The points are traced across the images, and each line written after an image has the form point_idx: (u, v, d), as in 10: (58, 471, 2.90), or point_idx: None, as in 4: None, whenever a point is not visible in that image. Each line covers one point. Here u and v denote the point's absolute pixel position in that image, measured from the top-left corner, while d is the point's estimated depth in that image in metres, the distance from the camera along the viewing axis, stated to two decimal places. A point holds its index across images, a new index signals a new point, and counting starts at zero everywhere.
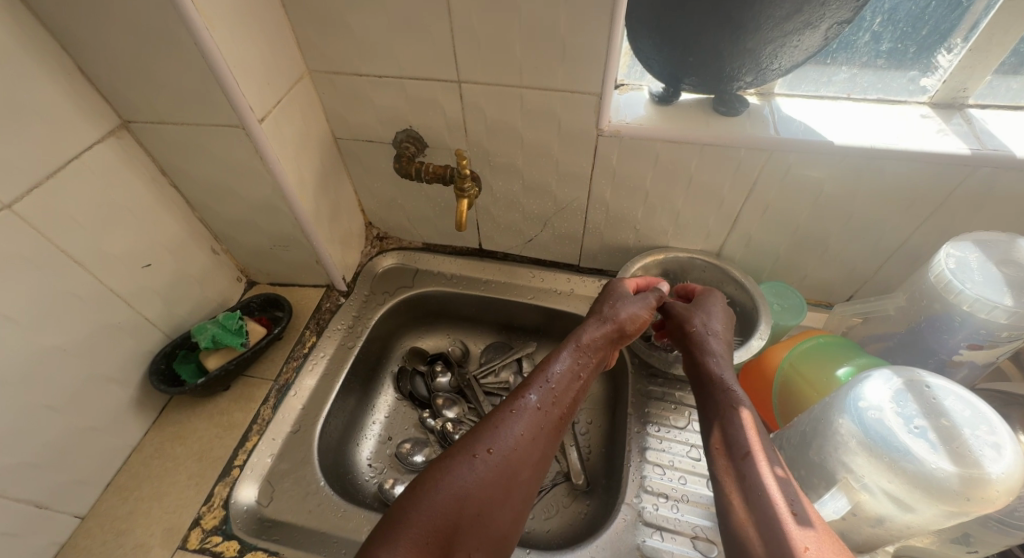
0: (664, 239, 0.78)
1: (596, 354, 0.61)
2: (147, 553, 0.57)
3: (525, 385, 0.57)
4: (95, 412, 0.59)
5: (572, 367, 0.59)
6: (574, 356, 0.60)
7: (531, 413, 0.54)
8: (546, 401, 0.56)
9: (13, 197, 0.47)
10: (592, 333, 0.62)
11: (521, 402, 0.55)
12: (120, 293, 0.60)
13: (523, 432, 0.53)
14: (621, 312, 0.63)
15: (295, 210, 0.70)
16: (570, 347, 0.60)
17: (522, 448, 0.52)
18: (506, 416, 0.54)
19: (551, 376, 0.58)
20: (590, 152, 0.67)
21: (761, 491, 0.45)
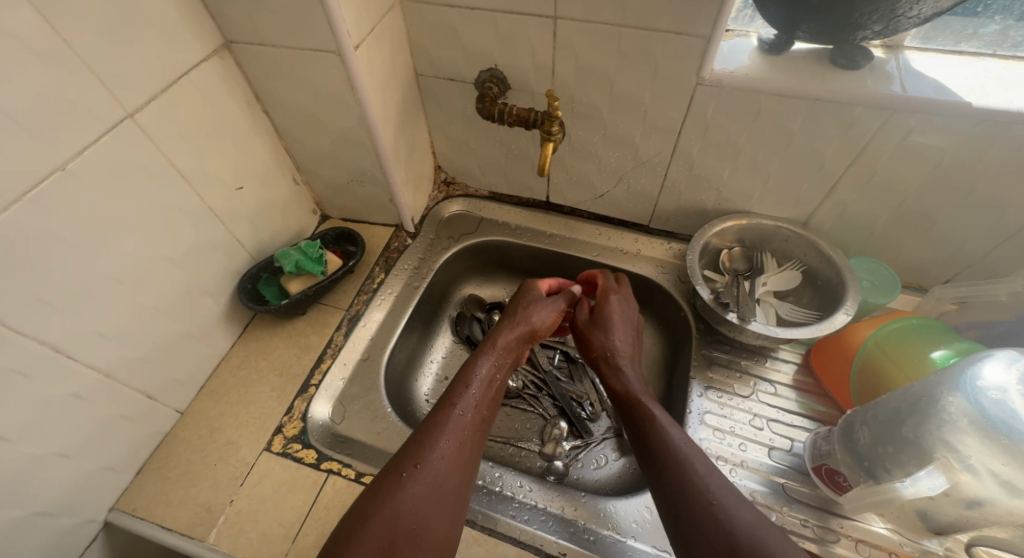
0: (745, 204, 0.74)
1: (509, 356, 0.64)
2: (238, 451, 0.62)
3: (445, 399, 0.57)
4: (194, 320, 0.64)
5: (488, 371, 0.61)
6: (492, 362, 0.62)
7: (458, 420, 0.55)
8: (472, 408, 0.57)
9: (135, 108, 0.49)
10: (508, 338, 0.65)
11: (446, 413, 0.55)
12: (216, 211, 0.64)
13: (452, 440, 0.53)
14: (523, 325, 0.66)
15: (377, 146, 0.70)
16: (483, 356, 0.62)
17: (451, 456, 0.52)
18: (433, 430, 0.53)
19: (472, 383, 0.59)
20: (685, 103, 0.63)
21: (689, 489, 0.49)
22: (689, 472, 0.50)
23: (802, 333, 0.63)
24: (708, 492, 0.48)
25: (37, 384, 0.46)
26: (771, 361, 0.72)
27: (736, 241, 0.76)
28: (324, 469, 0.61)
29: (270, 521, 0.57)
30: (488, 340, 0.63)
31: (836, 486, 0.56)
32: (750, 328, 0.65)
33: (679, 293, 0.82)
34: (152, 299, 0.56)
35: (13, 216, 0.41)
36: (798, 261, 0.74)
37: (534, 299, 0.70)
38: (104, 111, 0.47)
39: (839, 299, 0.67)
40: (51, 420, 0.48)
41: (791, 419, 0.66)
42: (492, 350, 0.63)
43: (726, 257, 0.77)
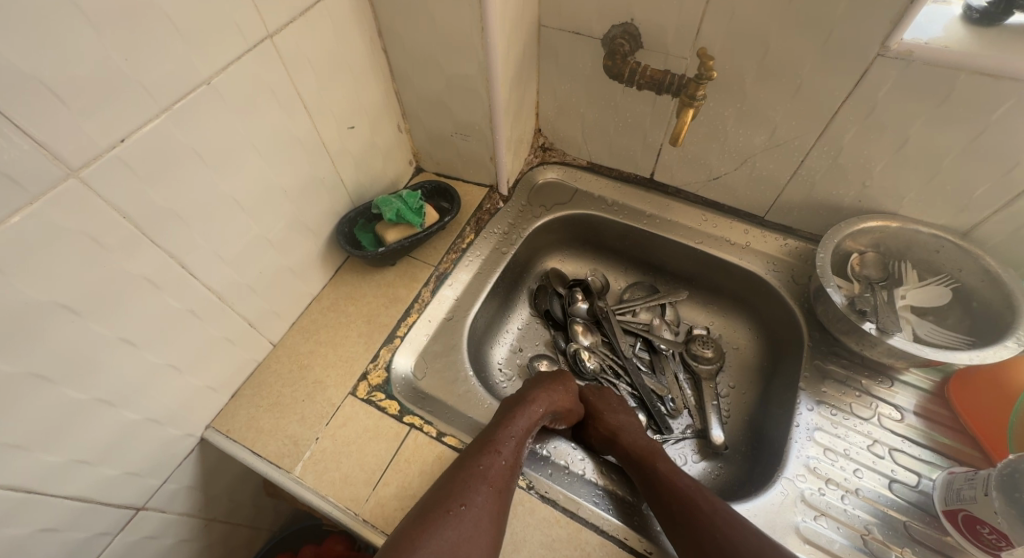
0: (894, 204, 0.65)
1: (548, 409, 0.59)
2: (324, 391, 0.63)
3: (484, 442, 0.53)
4: (295, 256, 0.64)
5: (528, 420, 0.57)
6: (531, 412, 0.57)
7: (498, 467, 0.51)
8: (510, 456, 0.53)
9: (275, 28, 0.48)
10: (549, 394, 0.60)
11: (487, 457, 0.52)
12: (328, 148, 0.63)
13: (489, 487, 0.49)
14: (559, 397, 0.61)
15: (492, 98, 0.67)
16: (521, 406, 0.58)
17: (488, 506, 0.48)
18: (471, 475, 0.50)
19: (512, 431, 0.55)
20: (854, 77, 0.55)
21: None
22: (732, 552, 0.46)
23: (959, 357, 0.54)
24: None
25: (164, 296, 0.47)
26: (894, 384, 0.64)
27: (872, 245, 0.67)
28: (406, 422, 0.60)
29: (352, 464, 0.57)
30: (533, 391, 0.59)
31: (976, 538, 0.49)
32: (887, 341, 0.58)
33: (791, 296, 0.74)
34: (263, 229, 0.56)
35: (162, 125, 0.41)
36: (949, 276, 0.64)
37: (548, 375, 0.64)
38: (250, 27, 0.45)
39: (1004, 328, 0.58)
40: (171, 333, 0.49)
41: (916, 452, 0.59)
42: (531, 402, 0.58)
43: (857, 261, 0.68)
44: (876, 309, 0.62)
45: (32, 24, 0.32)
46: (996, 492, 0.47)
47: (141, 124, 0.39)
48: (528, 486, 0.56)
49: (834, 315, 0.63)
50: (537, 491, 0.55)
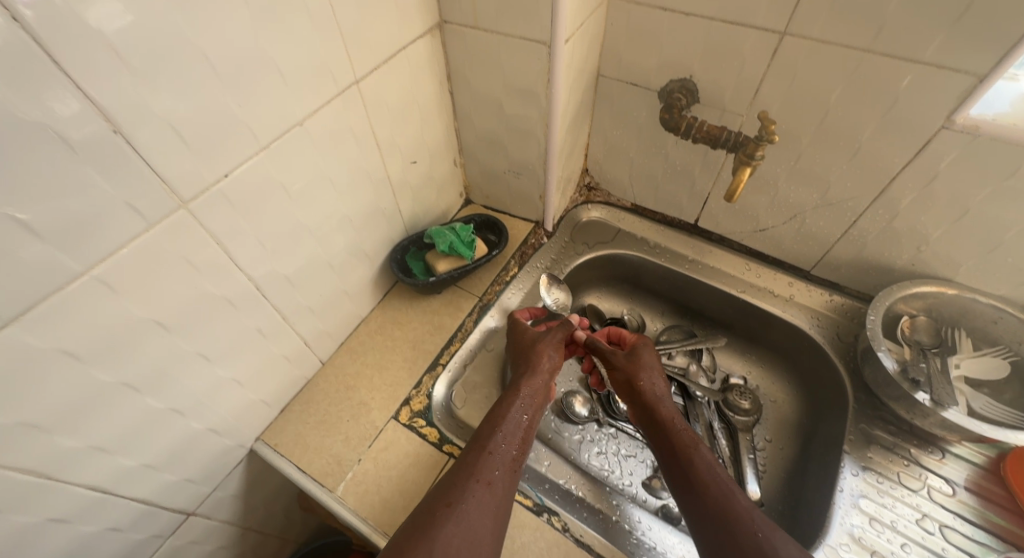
0: (950, 271, 0.64)
1: (542, 397, 0.58)
2: (368, 413, 0.64)
3: (478, 441, 0.51)
4: (351, 280, 0.67)
5: (524, 414, 0.55)
6: (525, 405, 0.56)
7: (495, 464, 0.49)
8: (507, 449, 0.51)
9: (361, 75, 0.52)
10: (539, 380, 0.58)
11: (482, 456, 0.49)
12: (392, 180, 0.66)
13: (487, 485, 0.47)
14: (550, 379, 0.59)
15: (550, 141, 0.69)
16: (516, 400, 0.56)
17: (485, 503, 0.46)
18: (464, 473, 0.47)
19: (505, 426, 0.53)
20: (916, 146, 0.55)
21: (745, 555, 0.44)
22: (747, 539, 0.45)
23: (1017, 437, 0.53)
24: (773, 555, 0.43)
25: (237, 314, 0.50)
26: (945, 455, 0.62)
27: (924, 310, 0.66)
28: (445, 451, 0.61)
29: (392, 489, 0.58)
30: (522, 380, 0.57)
31: None
32: (942, 413, 0.58)
33: (836, 354, 0.72)
34: (327, 253, 0.60)
35: (258, 160, 0.44)
36: (1007, 348, 0.63)
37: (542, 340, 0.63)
38: (341, 73, 0.49)
39: None
40: (238, 348, 0.52)
41: (967, 531, 0.57)
42: (525, 393, 0.57)
43: (907, 324, 0.67)
44: (930, 379, 0.61)
45: (173, 76, 0.35)
46: None
47: (243, 160, 0.43)
48: (563, 527, 0.56)
49: (880, 377, 0.62)
50: (571, 534, 0.56)
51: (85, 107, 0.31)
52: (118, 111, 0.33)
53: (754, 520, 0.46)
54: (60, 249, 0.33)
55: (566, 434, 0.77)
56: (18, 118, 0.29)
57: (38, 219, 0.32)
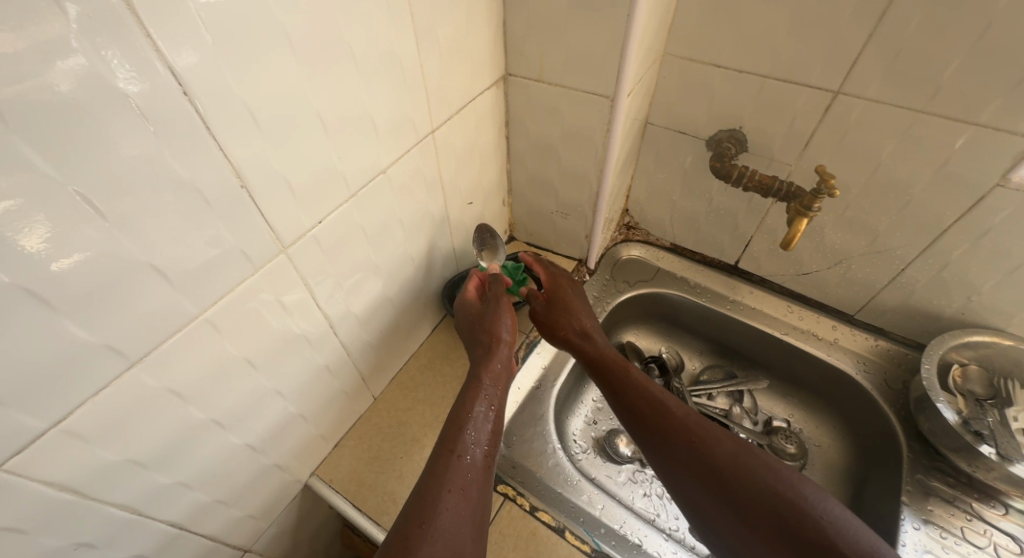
0: (1002, 321, 0.64)
1: (501, 384, 0.56)
2: (421, 450, 0.65)
3: (441, 446, 0.48)
4: (407, 316, 0.68)
5: (485, 406, 0.53)
6: (485, 397, 0.54)
7: (465, 470, 0.47)
8: (475, 451, 0.49)
9: (436, 125, 0.55)
10: (490, 364, 0.57)
11: (451, 464, 0.47)
12: (449, 220, 0.69)
13: (461, 493, 0.45)
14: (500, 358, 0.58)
15: (601, 185, 0.72)
16: (474, 393, 0.54)
17: (461, 511, 0.44)
18: (434, 484, 0.45)
19: (469, 426, 0.50)
20: (970, 201, 0.57)
21: (684, 457, 0.51)
22: (684, 446, 0.51)
23: None
24: (709, 453, 0.50)
25: (312, 352, 0.51)
26: (1007, 510, 0.61)
27: (975, 359, 0.67)
28: (499, 491, 0.62)
29: None
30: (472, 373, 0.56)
31: None
32: (1010, 469, 0.57)
33: (885, 400, 0.72)
34: (390, 290, 0.61)
35: (348, 207, 0.47)
36: None
37: (488, 312, 0.62)
38: (421, 125, 0.52)
39: None
40: (308, 385, 0.53)
41: None
42: (483, 383, 0.55)
43: (958, 373, 0.67)
44: (993, 430, 0.61)
45: (294, 133, 0.38)
46: None
47: (336, 207, 0.45)
48: None
49: (943, 428, 0.62)
50: None
51: (223, 164, 0.34)
52: (249, 169, 0.36)
53: (686, 424, 0.52)
54: (184, 294, 0.35)
55: (609, 474, 0.77)
56: (171, 175, 0.31)
57: (171, 266, 0.34)
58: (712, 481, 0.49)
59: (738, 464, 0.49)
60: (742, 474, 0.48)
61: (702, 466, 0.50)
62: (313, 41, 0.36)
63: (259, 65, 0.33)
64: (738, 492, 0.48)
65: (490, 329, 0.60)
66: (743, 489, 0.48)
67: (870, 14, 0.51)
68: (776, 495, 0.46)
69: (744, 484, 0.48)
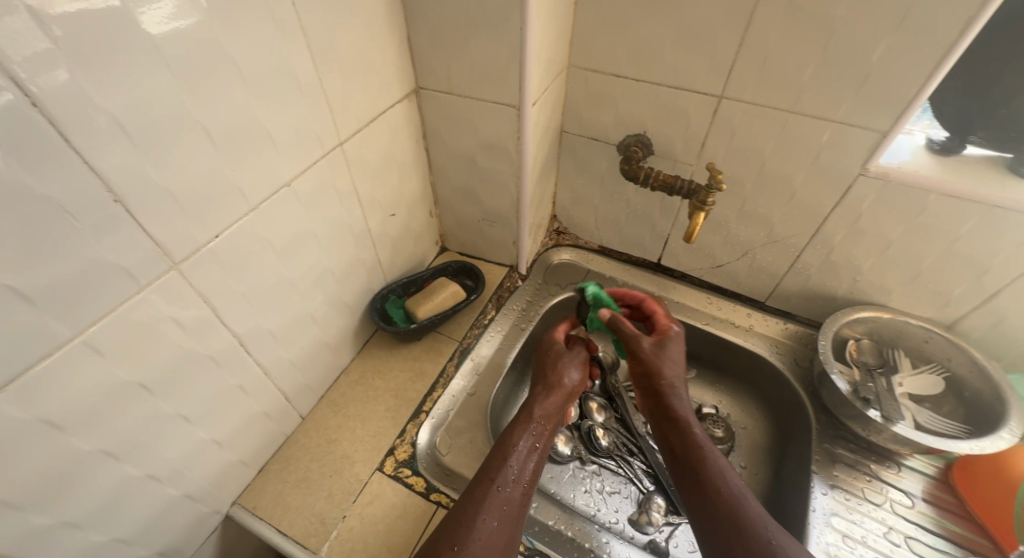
0: (884, 297, 0.71)
1: (550, 423, 0.61)
2: (352, 466, 0.64)
3: (485, 474, 0.53)
4: (332, 331, 0.67)
5: (531, 442, 0.58)
6: (532, 433, 0.59)
7: (502, 499, 0.51)
8: (515, 485, 0.53)
9: (344, 138, 0.56)
10: (543, 404, 0.62)
11: (490, 492, 0.52)
12: (372, 232, 0.69)
13: (494, 524, 0.49)
14: (550, 407, 0.62)
15: (521, 192, 0.74)
16: (523, 428, 0.59)
17: (492, 539, 0.48)
18: (471, 511, 0.50)
19: (513, 458, 0.55)
20: (840, 190, 0.63)
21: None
22: (753, 549, 0.47)
23: (957, 447, 0.58)
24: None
25: (220, 373, 0.50)
26: (901, 468, 0.67)
27: (866, 333, 0.73)
28: (433, 500, 0.61)
29: (379, 545, 0.57)
30: (521, 411, 0.61)
31: None
32: (891, 428, 0.63)
33: (796, 379, 0.77)
34: (310, 305, 0.60)
35: (249, 220, 0.46)
36: (940, 365, 0.69)
37: (567, 357, 0.68)
38: (327, 138, 0.53)
39: (995, 417, 0.63)
40: (219, 408, 0.51)
41: (930, 541, 0.61)
42: (533, 419, 0.60)
43: (854, 347, 0.73)
44: (879, 397, 0.67)
45: (172, 144, 0.37)
46: None
47: (233, 221, 0.45)
48: None
49: (837, 399, 0.68)
50: None
51: (90, 178, 0.33)
52: (122, 183, 0.35)
53: (763, 529, 0.48)
54: (54, 315, 0.34)
55: (550, 475, 0.77)
56: (27, 191, 0.31)
57: (37, 286, 0.33)
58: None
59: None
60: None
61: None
62: (187, 51, 0.36)
63: (123, 76, 0.33)
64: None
65: (557, 374, 0.65)
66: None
67: (737, 26, 0.57)
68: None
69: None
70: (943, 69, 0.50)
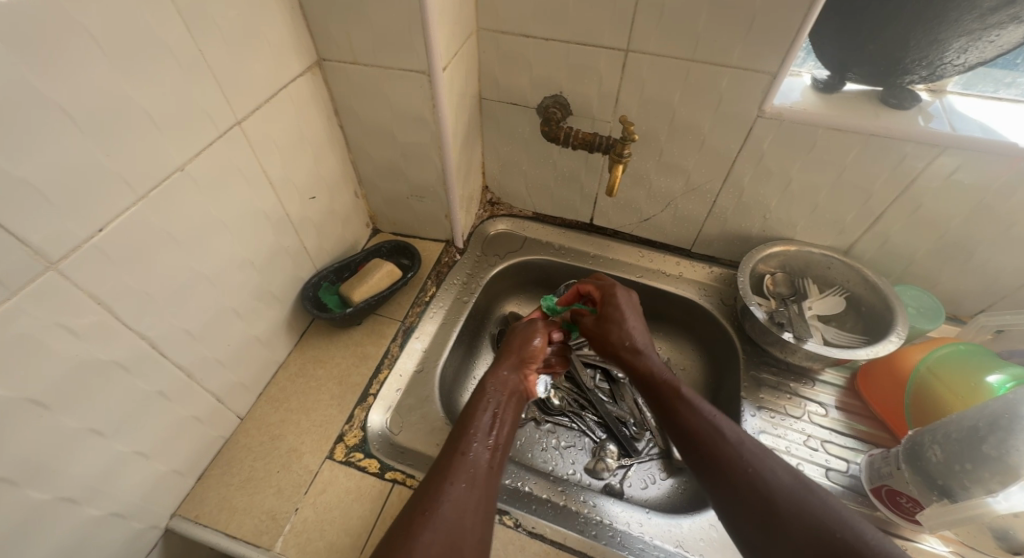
0: (792, 231, 0.77)
1: (506, 390, 0.62)
2: (300, 458, 0.62)
3: (449, 447, 0.54)
4: (261, 325, 0.64)
5: (491, 409, 0.58)
6: (490, 402, 0.59)
7: (469, 465, 0.51)
8: (481, 448, 0.54)
9: (241, 117, 0.53)
10: (499, 376, 0.63)
11: (456, 460, 0.52)
12: (292, 217, 0.65)
13: (464, 487, 0.49)
14: (506, 379, 0.63)
15: (445, 162, 0.72)
16: (480, 399, 0.59)
17: (465, 501, 0.48)
18: (437, 478, 0.50)
19: (474, 426, 0.56)
20: (743, 133, 0.67)
21: (741, 490, 0.49)
22: (739, 471, 0.50)
23: (857, 354, 0.66)
24: (770, 489, 0.48)
25: (132, 379, 0.46)
26: (816, 384, 0.74)
27: (779, 267, 0.79)
28: (388, 478, 0.61)
29: (337, 530, 0.57)
30: (479, 384, 0.62)
31: (898, 508, 0.58)
32: (803, 346, 0.69)
33: (724, 318, 0.81)
34: (230, 299, 0.57)
35: (139, 212, 0.44)
36: (841, 287, 0.77)
37: (523, 329, 0.71)
38: (219, 115, 0.50)
39: (886, 324, 0.71)
40: (138, 416, 0.48)
41: (842, 442, 0.68)
42: (488, 390, 0.61)
43: (770, 281, 0.79)
44: (791, 321, 0.73)
45: (15, 130, 0.34)
46: (905, 465, 0.57)
47: (119, 213, 0.42)
48: (514, 524, 0.58)
49: (758, 329, 0.73)
50: (523, 529, 0.58)
51: None
52: None
53: (744, 459, 0.51)
54: None
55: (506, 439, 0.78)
56: None
57: None
58: (770, 519, 0.47)
59: (795, 500, 0.47)
60: (799, 508, 0.46)
61: (759, 506, 0.48)
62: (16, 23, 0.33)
63: None
64: (795, 531, 0.45)
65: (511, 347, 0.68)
66: (800, 528, 0.45)
67: None
68: (831, 531, 0.44)
69: (799, 517, 0.46)
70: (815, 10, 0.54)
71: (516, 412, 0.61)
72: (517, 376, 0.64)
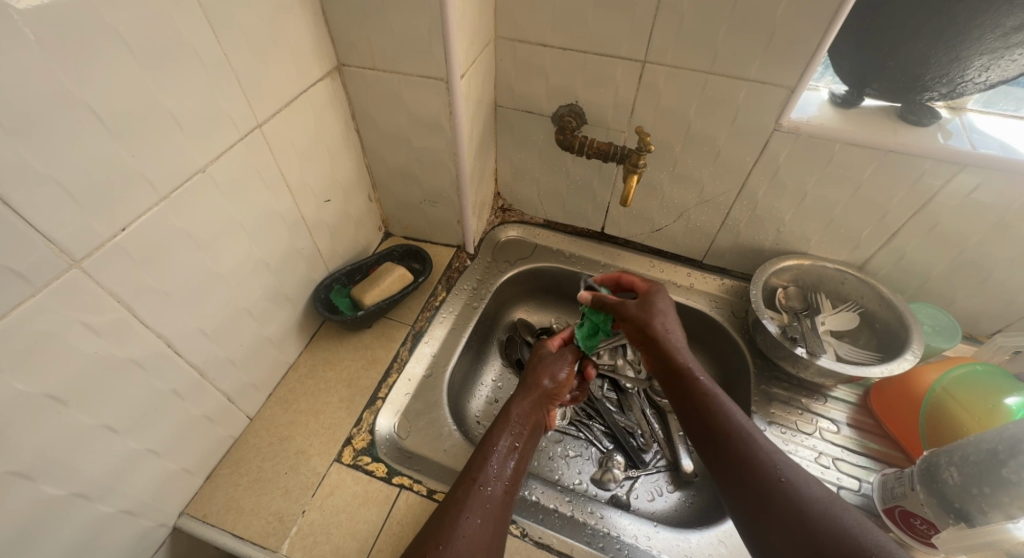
0: (806, 245, 0.77)
1: (528, 423, 0.62)
2: (308, 460, 0.62)
3: (467, 475, 0.54)
4: (273, 327, 0.64)
5: (511, 441, 0.59)
6: (511, 432, 0.60)
7: (484, 498, 0.52)
8: (497, 482, 0.54)
9: (262, 121, 0.53)
10: (524, 407, 0.64)
11: (473, 492, 0.52)
12: (307, 220, 0.66)
13: (479, 522, 0.50)
14: (531, 412, 0.63)
15: (459, 168, 0.73)
16: (502, 428, 0.60)
17: (477, 537, 0.48)
18: (454, 508, 0.50)
19: (494, 457, 0.56)
20: (759, 146, 0.67)
21: (766, 498, 0.46)
22: (766, 482, 0.47)
23: (871, 371, 0.65)
24: (802, 503, 0.44)
25: (147, 378, 0.47)
26: (828, 400, 0.73)
27: (792, 281, 0.79)
28: (395, 483, 0.60)
29: (343, 534, 0.56)
30: (500, 412, 0.62)
31: (911, 530, 0.57)
32: (816, 361, 0.68)
33: (734, 329, 0.81)
34: (245, 300, 0.57)
35: (160, 212, 0.44)
36: (854, 303, 0.76)
37: (549, 360, 0.71)
38: (240, 117, 0.50)
39: (900, 342, 0.70)
40: (152, 414, 0.48)
41: (854, 460, 0.67)
42: (511, 420, 0.61)
43: (782, 295, 0.79)
44: (804, 336, 0.73)
45: (48, 134, 0.35)
46: (919, 486, 0.57)
47: (141, 212, 0.43)
48: (521, 533, 0.58)
49: (772, 343, 0.72)
50: (530, 538, 0.57)
51: None
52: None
53: (775, 469, 0.47)
54: None
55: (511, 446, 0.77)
56: None
57: None
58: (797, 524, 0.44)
59: (828, 516, 0.43)
60: (831, 521, 0.43)
61: (785, 513, 0.45)
62: (51, 26, 0.34)
63: None
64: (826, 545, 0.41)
65: (536, 376, 0.68)
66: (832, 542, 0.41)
67: None
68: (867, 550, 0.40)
69: (830, 527, 0.42)
70: (835, 26, 0.54)
71: (533, 447, 0.62)
72: (540, 411, 0.65)
